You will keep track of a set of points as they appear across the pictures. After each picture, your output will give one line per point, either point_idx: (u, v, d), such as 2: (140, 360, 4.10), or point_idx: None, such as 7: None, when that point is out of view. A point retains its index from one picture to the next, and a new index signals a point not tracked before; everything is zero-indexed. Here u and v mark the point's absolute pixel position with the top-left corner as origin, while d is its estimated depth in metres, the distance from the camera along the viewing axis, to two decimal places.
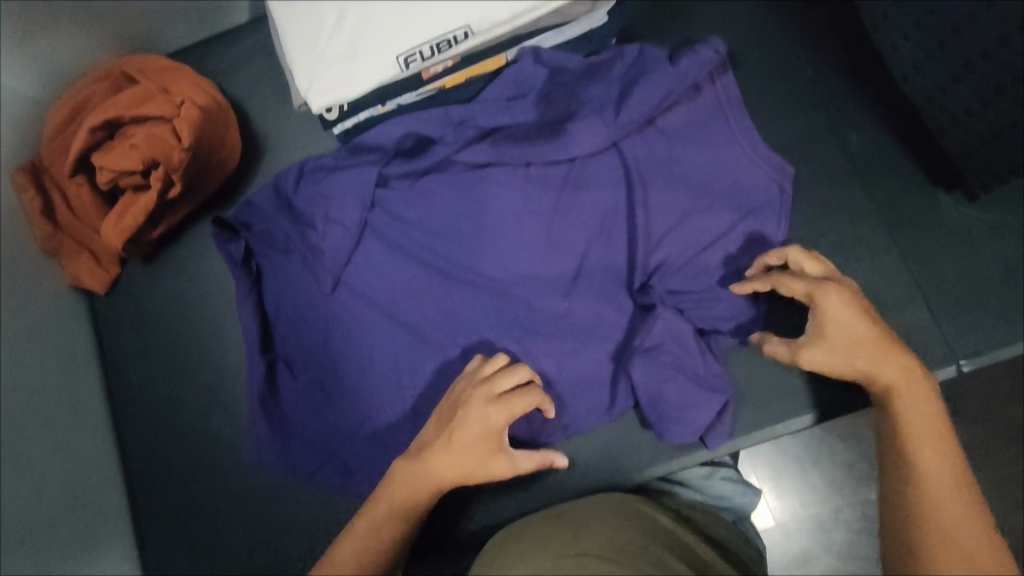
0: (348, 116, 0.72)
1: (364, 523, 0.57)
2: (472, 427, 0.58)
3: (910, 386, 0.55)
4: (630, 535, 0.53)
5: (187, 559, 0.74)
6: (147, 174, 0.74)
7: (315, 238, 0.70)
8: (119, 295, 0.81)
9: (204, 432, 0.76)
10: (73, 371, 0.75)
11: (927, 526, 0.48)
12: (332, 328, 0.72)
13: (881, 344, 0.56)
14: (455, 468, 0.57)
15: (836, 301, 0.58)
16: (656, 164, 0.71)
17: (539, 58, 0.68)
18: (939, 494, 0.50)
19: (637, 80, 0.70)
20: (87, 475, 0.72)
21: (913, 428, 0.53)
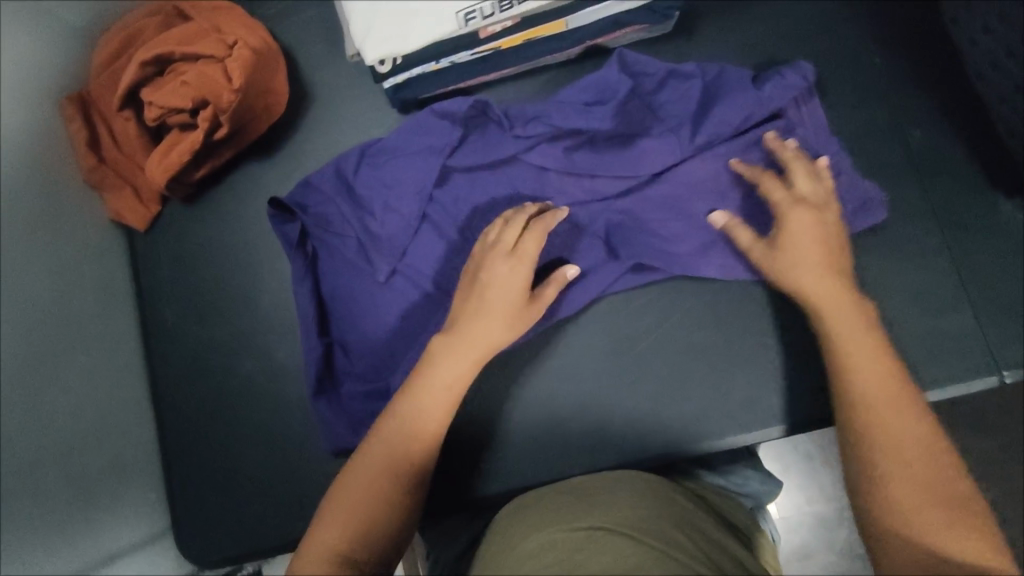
0: (399, 71, 0.70)
1: (380, 455, 0.55)
2: (496, 288, 0.60)
3: (843, 314, 0.55)
4: (642, 510, 0.55)
5: (211, 497, 0.75)
6: (195, 114, 0.74)
7: (372, 225, 0.70)
8: (159, 232, 0.81)
9: (233, 377, 0.77)
10: (110, 304, 0.76)
11: (889, 460, 0.49)
12: (372, 308, 0.70)
13: (828, 273, 0.57)
14: (481, 337, 0.59)
15: (801, 220, 0.59)
16: (737, 183, 0.67)
17: (624, 66, 0.68)
18: (896, 423, 0.50)
19: (721, 97, 0.67)
20: (120, 405, 0.73)
21: (866, 359, 0.53)
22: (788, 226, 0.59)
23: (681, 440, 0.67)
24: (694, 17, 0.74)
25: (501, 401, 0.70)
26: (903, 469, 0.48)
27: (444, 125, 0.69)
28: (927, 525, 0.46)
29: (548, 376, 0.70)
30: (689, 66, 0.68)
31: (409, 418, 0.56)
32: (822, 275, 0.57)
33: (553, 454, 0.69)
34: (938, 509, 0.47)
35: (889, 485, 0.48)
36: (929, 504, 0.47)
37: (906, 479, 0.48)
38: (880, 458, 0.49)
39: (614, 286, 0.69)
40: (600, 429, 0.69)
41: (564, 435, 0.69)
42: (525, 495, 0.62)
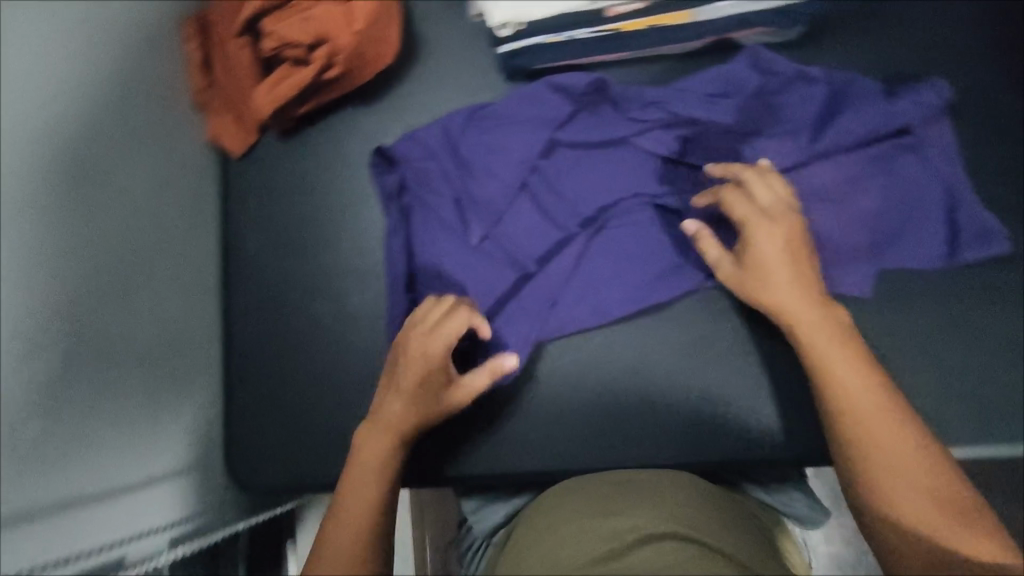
0: (517, 38, 0.71)
1: (348, 506, 0.60)
2: (423, 359, 0.65)
3: (817, 321, 0.60)
4: (691, 513, 0.55)
5: (264, 426, 0.77)
6: (309, 50, 0.75)
7: (473, 186, 0.75)
8: (252, 161, 0.82)
9: (305, 315, 0.79)
10: (197, 224, 0.78)
11: (878, 468, 0.53)
12: (463, 264, 0.73)
13: (801, 291, 0.61)
14: (402, 412, 0.64)
15: (767, 249, 0.62)
16: (847, 194, 0.68)
17: (755, 62, 0.70)
18: (883, 431, 0.54)
19: (847, 107, 0.69)
20: (192, 322, 0.75)
21: (845, 374, 0.57)
22: (754, 251, 0.63)
23: (727, 447, 0.69)
24: (824, 24, 0.71)
25: (559, 375, 0.73)
26: (892, 469, 0.53)
27: (559, 99, 0.74)
28: (922, 518, 0.51)
29: (612, 358, 0.72)
30: (817, 70, 0.69)
31: (361, 471, 0.62)
32: (799, 295, 0.61)
33: (601, 443, 0.71)
34: (933, 505, 0.52)
35: (884, 493, 0.53)
36: (922, 499, 0.52)
37: (899, 483, 0.53)
38: (871, 466, 0.54)
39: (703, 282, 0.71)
40: (654, 419, 0.71)
41: (617, 417, 0.71)
42: (567, 482, 0.64)
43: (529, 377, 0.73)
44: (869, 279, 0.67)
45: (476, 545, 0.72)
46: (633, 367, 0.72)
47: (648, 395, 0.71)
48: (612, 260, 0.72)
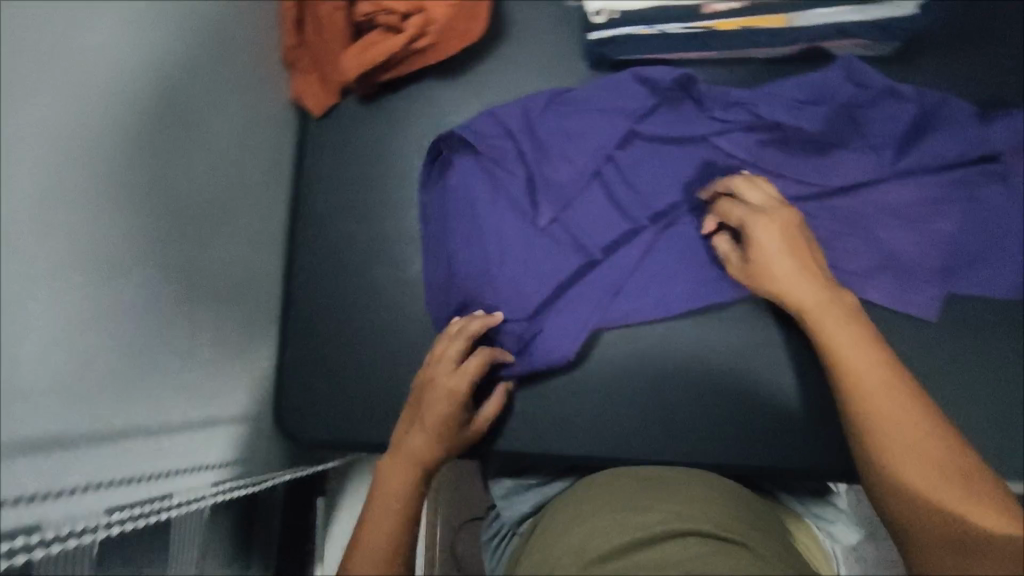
0: (610, 27, 0.71)
1: (375, 523, 0.64)
2: (445, 388, 0.67)
3: (819, 308, 0.60)
4: (737, 520, 0.51)
5: (317, 380, 0.79)
6: (404, 19, 0.77)
7: (547, 169, 0.75)
8: (332, 122, 0.84)
9: (367, 277, 0.80)
10: (275, 176, 0.80)
11: (882, 439, 0.53)
12: (531, 245, 0.74)
13: (805, 274, 0.62)
14: (424, 447, 0.67)
15: (768, 240, 0.63)
16: (927, 215, 0.68)
17: (848, 72, 0.69)
18: (887, 404, 0.54)
19: (934, 128, 0.69)
20: (261, 271, 0.76)
21: (849, 351, 0.57)
22: (755, 244, 0.64)
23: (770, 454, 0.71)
24: (919, 42, 0.71)
25: (613, 364, 0.74)
26: (897, 438, 0.52)
27: (643, 91, 0.74)
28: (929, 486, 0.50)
29: (668, 353, 0.73)
30: (910, 88, 0.69)
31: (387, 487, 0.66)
32: (802, 277, 0.62)
33: (647, 438, 0.72)
34: (943, 476, 0.50)
35: (888, 462, 0.52)
36: (929, 469, 0.51)
37: (903, 453, 0.52)
38: (875, 438, 0.53)
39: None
40: (701, 417, 0.72)
41: (665, 412, 0.73)
42: (597, 474, 0.60)
43: (583, 362, 0.74)
44: (938, 301, 0.67)
45: (502, 532, 0.70)
46: (687, 367, 0.73)
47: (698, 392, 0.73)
48: (678, 255, 0.73)
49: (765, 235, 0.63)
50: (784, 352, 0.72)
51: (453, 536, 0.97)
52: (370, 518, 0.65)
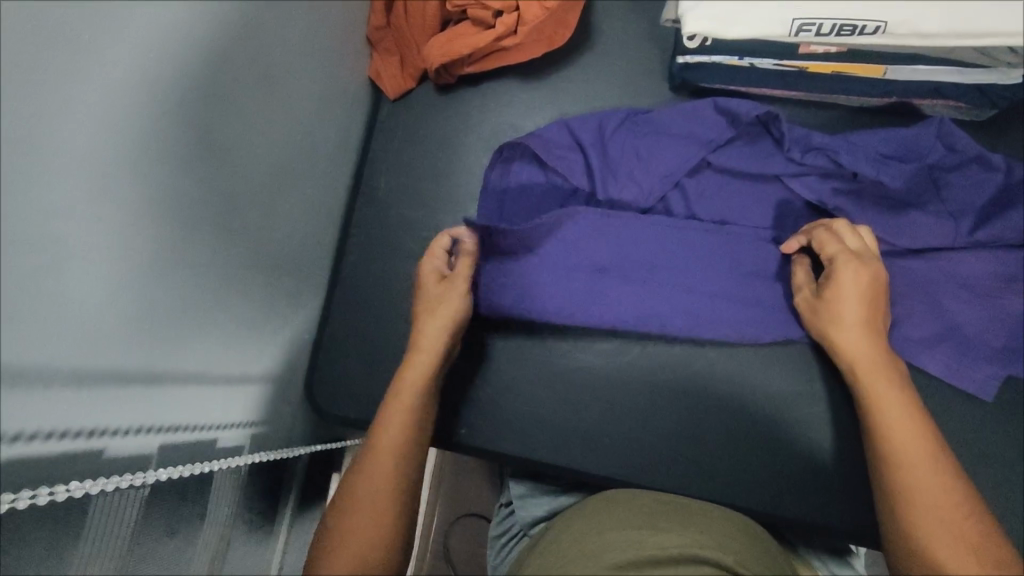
0: (698, 54, 0.71)
1: (366, 498, 0.54)
2: (435, 341, 0.65)
3: (876, 370, 0.59)
4: (758, 560, 0.48)
5: (353, 357, 0.79)
6: (496, 15, 0.76)
7: (609, 188, 0.73)
8: (405, 106, 0.84)
9: (418, 263, 0.80)
10: (344, 151, 0.80)
11: (915, 504, 0.52)
12: (586, 259, 0.71)
13: (865, 332, 0.61)
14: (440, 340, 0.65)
15: (849, 280, 0.62)
16: (997, 290, 0.66)
17: (941, 133, 0.67)
18: (927, 474, 0.52)
19: (1018, 202, 0.66)
20: (317, 243, 0.77)
21: (896, 413, 0.56)
22: (837, 282, 0.62)
23: (801, 505, 0.69)
24: (1010, 113, 0.70)
25: (651, 389, 0.73)
26: (930, 508, 0.51)
27: (722, 122, 0.72)
28: (957, 564, 0.48)
29: (707, 385, 0.72)
30: (998, 158, 0.66)
31: (392, 435, 0.58)
32: (865, 335, 0.61)
33: (673, 468, 0.71)
34: (974, 558, 0.48)
35: (915, 527, 0.51)
36: (959, 546, 0.49)
37: (933, 522, 0.50)
38: (909, 502, 0.52)
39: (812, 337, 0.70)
40: (734, 456, 0.71)
41: (698, 445, 0.72)
42: (617, 493, 0.58)
43: (620, 380, 0.73)
44: (989, 380, 0.66)
45: (512, 532, 0.67)
46: (725, 403, 0.72)
47: (733, 432, 0.71)
48: (737, 291, 0.71)
49: (848, 281, 0.62)
50: (828, 404, 0.71)
51: (448, 528, 0.95)
52: (359, 490, 0.54)
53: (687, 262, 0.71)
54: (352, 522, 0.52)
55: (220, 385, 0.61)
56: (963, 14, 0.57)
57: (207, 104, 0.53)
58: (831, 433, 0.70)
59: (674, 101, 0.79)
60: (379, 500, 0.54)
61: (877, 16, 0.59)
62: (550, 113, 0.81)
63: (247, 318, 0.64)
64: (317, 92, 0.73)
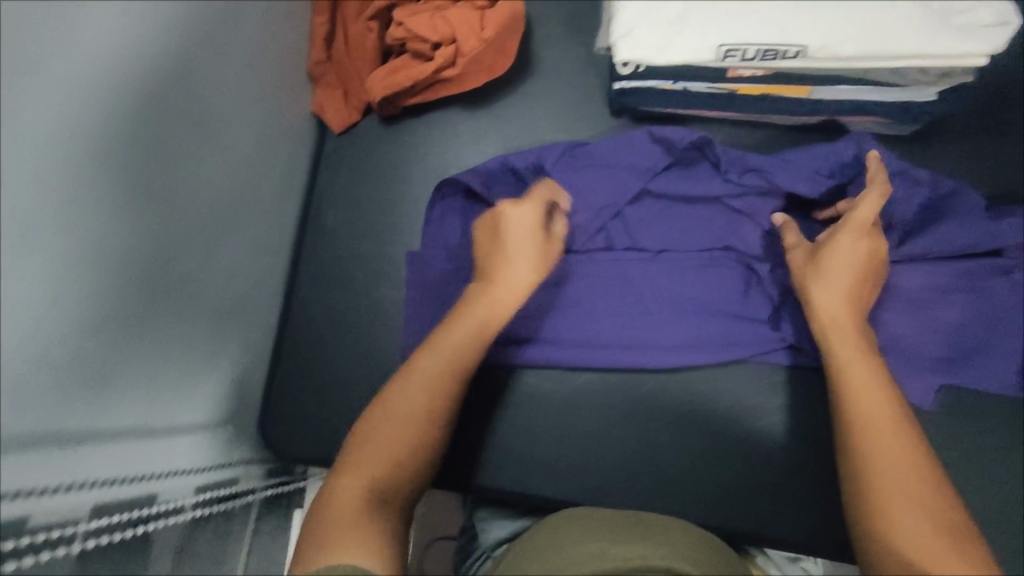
0: (634, 80, 0.73)
1: (370, 458, 0.55)
2: (484, 314, 0.64)
3: (849, 335, 0.61)
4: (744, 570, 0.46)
5: (307, 394, 0.78)
6: (434, 48, 0.77)
7: None
8: (350, 139, 0.85)
9: (368, 294, 0.80)
10: (288, 186, 0.80)
11: (872, 475, 0.53)
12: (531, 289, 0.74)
13: (846, 301, 0.62)
14: (488, 312, 0.64)
15: (845, 242, 0.63)
16: (931, 301, 0.67)
17: (864, 151, 0.70)
18: (884, 447, 0.55)
19: (946, 214, 0.68)
20: (264, 280, 0.77)
21: (862, 387, 0.58)
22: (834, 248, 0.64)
23: (757, 520, 0.71)
24: (933, 128, 0.73)
25: (604, 412, 0.74)
26: (888, 479, 0.53)
27: (657, 150, 0.75)
28: (913, 538, 0.49)
29: (658, 408, 0.73)
30: (924, 173, 0.69)
31: (405, 402, 0.59)
32: (845, 301, 0.62)
33: (630, 487, 0.72)
34: (930, 527, 0.50)
35: (871, 495, 0.53)
36: (914, 516, 0.50)
37: (891, 492, 0.52)
38: (868, 471, 0.54)
39: (757, 355, 0.72)
40: (691, 474, 0.72)
41: (653, 465, 0.72)
42: (580, 508, 0.57)
43: (575, 404, 0.74)
44: (930, 391, 0.66)
45: (476, 554, 0.67)
46: (680, 419, 0.73)
47: (687, 449, 0.72)
48: (682, 315, 0.72)
49: (845, 249, 0.63)
50: (775, 417, 0.72)
51: (419, 558, 0.95)
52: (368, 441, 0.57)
53: (636, 285, 0.73)
54: (355, 471, 0.54)
55: (158, 436, 0.60)
56: (875, 37, 0.60)
57: (132, 151, 0.53)
58: (781, 446, 0.72)
59: (614, 125, 0.81)
60: (384, 458, 0.56)
61: (795, 41, 0.62)
62: (494, 142, 0.82)
63: (189, 360, 0.64)
64: (258, 130, 0.73)
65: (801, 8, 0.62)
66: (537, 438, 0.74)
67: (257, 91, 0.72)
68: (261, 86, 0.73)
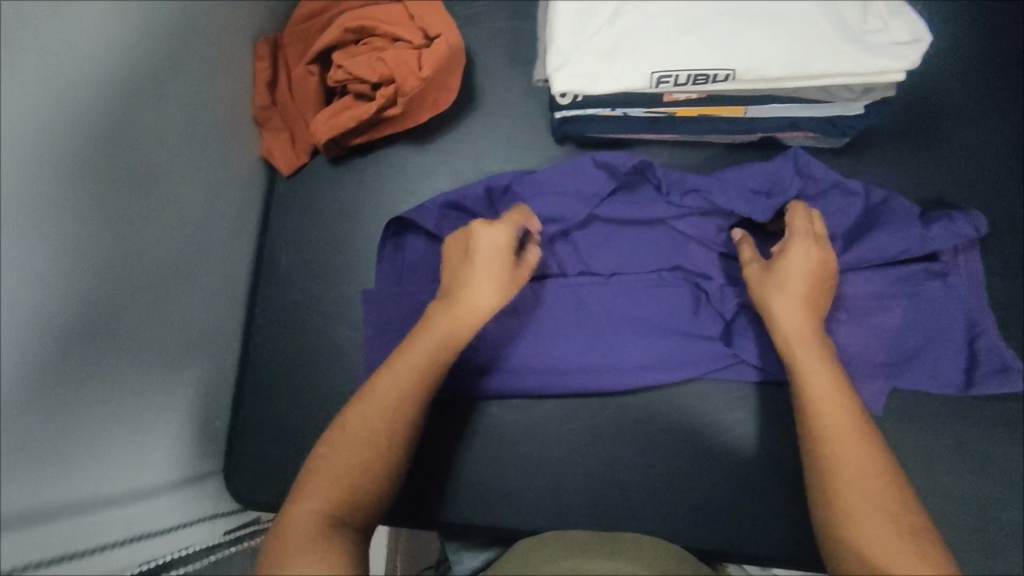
0: (574, 108, 0.74)
1: (323, 485, 0.55)
2: (444, 327, 0.62)
3: (806, 341, 0.61)
4: None
5: (270, 443, 0.77)
6: (375, 88, 0.77)
7: None
8: (300, 181, 0.85)
9: (325, 337, 0.80)
10: (239, 232, 0.80)
11: (838, 482, 0.54)
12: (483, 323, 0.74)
13: (805, 307, 0.62)
14: (447, 325, 0.63)
15: (798, 252, 0.63)
16: (871, 308, 0.69)
17: (799, 166, 0.72)
18: (848, 453, 0.55)
19: (880, 223, 0.70)
20: (218, 329, 0.76)
21: (823, 393, 0.58)
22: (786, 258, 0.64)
23: (726, 537, 0.70)
24: (865, 141, 0.76)
25: (566, 436, 0.74)
26: (853, 486, 0.53)
27: (600, 175, 0.76)
28: (879, 547, 0.50)
29: (618, 428, 0.74)
30: (855, 183, 0.72)
31: (362, 423, 0.58)
32: (801, 308, 0.62)
33: (595, 512, 0.72)
34: (893, 533, 0.51)
35: (837, 503, 0.53)
36: (879, 522, 0.51)
37: (855, 500, 0.53)
38: (832, 482, 0.54)
39: (712, 372, 0.73)
40: (656, 492, 0.72)
41: (618, 485, 0.73)
42: (550, 532, 0.57)
43: (538, 432, 0.75)
44: (879, 396, 0.67)
45: None
46: (640, 440, 0.74)
47: (650, 466, 0.73)
48: (635, 337, 0.73)
49: (798, 258, 0.63)
50: (736, 431, 0.73)
51: None
52: (326, 464, 0.56)
53: (589, 309, 0.74)
54: (309, 499, 0.54)
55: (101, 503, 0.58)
56: (799, 57, 0.62)
57: (56, 213, 0.52)
58: (743, 458, 0.72)
59: (560, 153, 0.82)
60: (342, 480, 0.55)
61: (724, 65, 0.63)
62: (443, 175, 0.83)
63: (131, 423, 0.62)
64: (204, 179, 0.73)
65: (728, 33, 0.63)
66: (500, 468, 0.74)
67: (200, 141, 0.72)
68: (204, 135, 0.73)
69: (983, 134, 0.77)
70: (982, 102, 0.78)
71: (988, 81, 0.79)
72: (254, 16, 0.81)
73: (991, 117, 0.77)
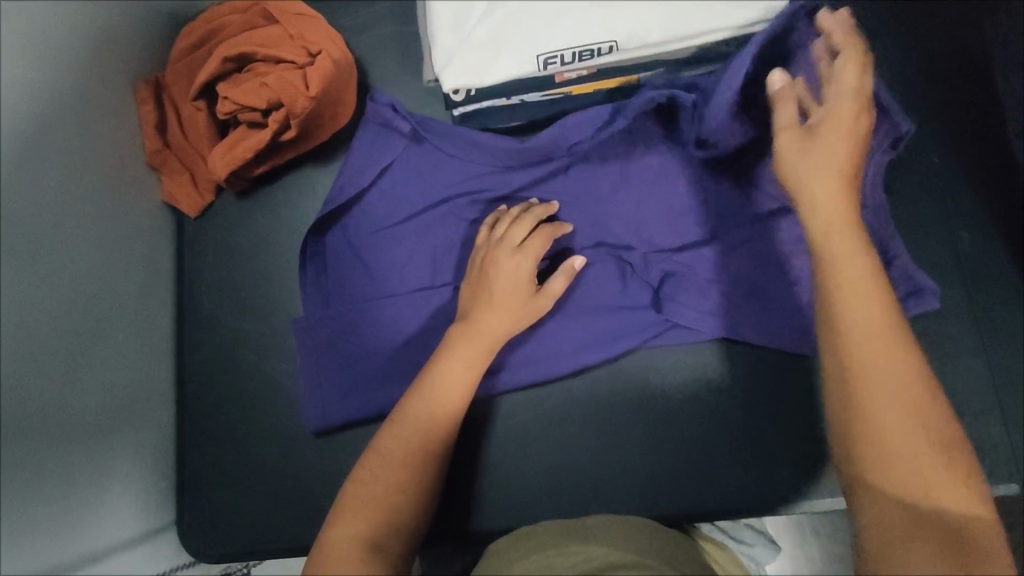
0: (470, 103, 0.73)
1: (363, 501, 0.57)
2: (482, 354, 0.66)
3: (843, 235, 0.55)
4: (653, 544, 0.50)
5: (220, 491, 0.75)
6: (266, 114, 0.76)
7: (422, 256, 0.75)
8: (209, 219, 0.82)
9: (260, 374, 0.78)
10: (152, 285, 0.77)
11: (871, 407, 0.49)
12: (412, 332, 0.73)
13: (843, 180, 0.56)
14: (477, 353, 0.66)
15: (844, 112, 0.58)
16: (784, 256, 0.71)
17: None
18: (887, 365, 0.50)
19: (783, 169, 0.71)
20: (146, 387, 0.73)
21: (857, 292, 0.52)
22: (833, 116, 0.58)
23: (690, 501, 0.71)
24: None
25: (519, 430, 0.74)
26: (889, 411, 0.49)
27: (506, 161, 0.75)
28: (902, 476, 0.47)
29: (567, 413, 0.74)
30: None
31: (399, 440, 0.61)
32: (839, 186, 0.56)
33: (556, 498, 0.72)
34: (923, 449, 0.47)
35: (867, 424, 0.49)
36: (909, 439, 0.48)
37: (890, 416, 0.49)
38: (861, 403, 0.49)
39: (649, 341, 0.74)
40: (616, 468, 0.72)
41: (577, 470, 0.73)
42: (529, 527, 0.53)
43: (490, 430, 0.74)
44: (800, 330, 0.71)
45: None
46: (589, 418, 0.74)
47: (604, 444, 0.73)
48: (567, 319, 0.73)
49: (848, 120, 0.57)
50: (683, 394, 0.73)
51: None
52: (359, 484, 0.59)
53: None
54: (351, 519, 0.56)
55: None
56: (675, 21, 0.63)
57: None
58: (693, 420, 0.73)
59: None
60: (377, 500, 0.57)
61: (604, 38, 0.64)
62: None
63: (53, 511, 0.60)
64: (105, 238, 0.70)
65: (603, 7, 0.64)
66: (456, 474, 0.73)
67: (94, 198, 0.69)
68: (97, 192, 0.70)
69: (868, 65, 0.79)
70: (866, 38, 0.80)
71: (869, 16, 0.81)
72: (131, 60, 0.78)
73: (875, 49, 0.80)
